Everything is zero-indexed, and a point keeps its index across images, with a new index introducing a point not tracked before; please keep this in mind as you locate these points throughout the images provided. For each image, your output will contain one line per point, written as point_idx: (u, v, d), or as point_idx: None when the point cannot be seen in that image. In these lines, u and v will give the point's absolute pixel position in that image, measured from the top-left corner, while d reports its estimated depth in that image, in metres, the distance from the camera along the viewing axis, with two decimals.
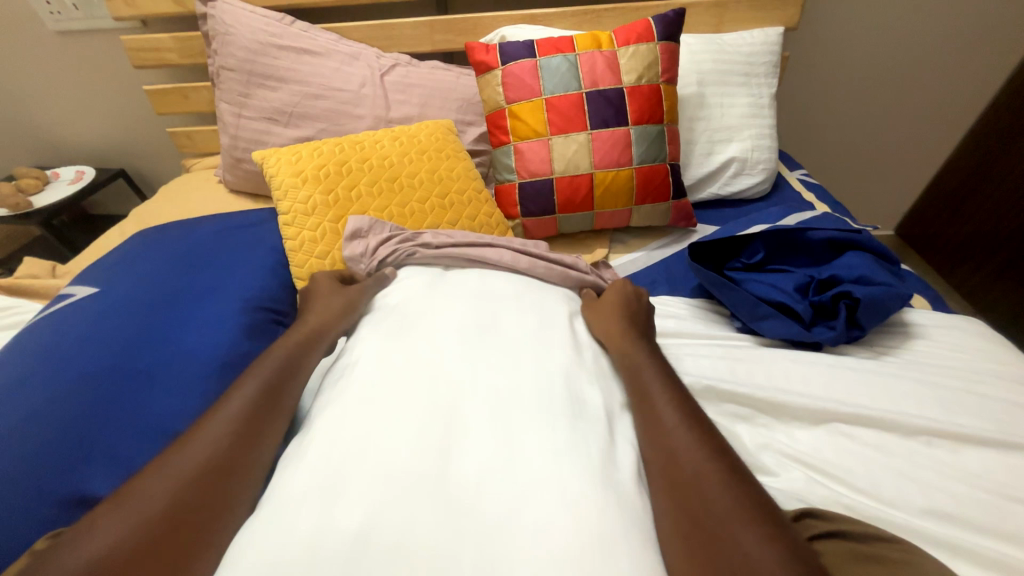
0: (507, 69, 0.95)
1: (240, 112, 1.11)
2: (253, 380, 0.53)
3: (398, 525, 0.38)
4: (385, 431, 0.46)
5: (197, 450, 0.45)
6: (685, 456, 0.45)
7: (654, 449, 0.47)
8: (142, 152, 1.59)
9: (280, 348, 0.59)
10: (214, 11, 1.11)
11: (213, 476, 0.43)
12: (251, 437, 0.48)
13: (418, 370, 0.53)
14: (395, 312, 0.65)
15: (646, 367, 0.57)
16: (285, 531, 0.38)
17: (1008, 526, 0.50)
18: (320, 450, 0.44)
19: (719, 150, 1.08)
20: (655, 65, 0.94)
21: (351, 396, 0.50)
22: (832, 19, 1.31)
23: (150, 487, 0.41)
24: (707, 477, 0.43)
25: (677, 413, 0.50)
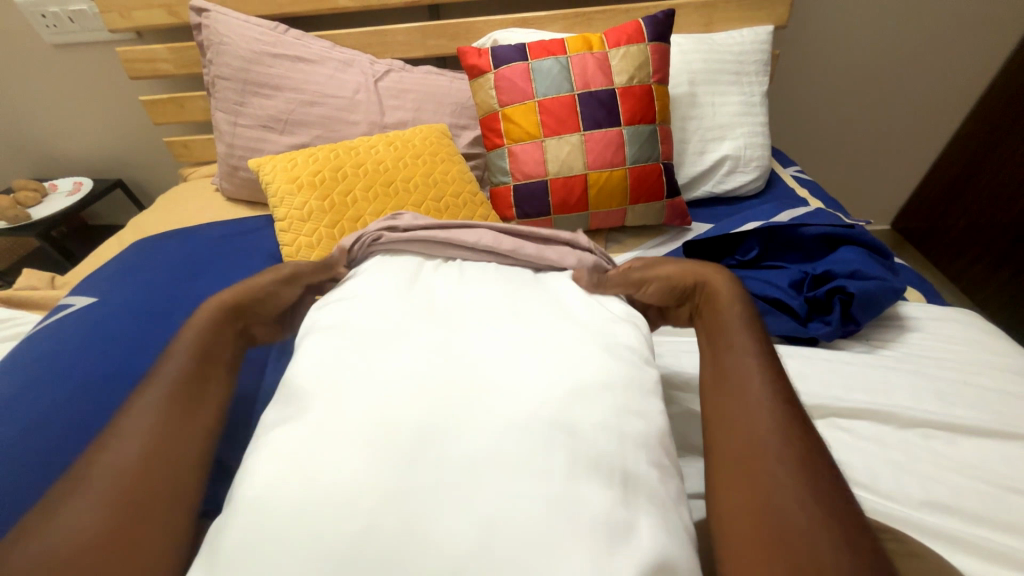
0: (500, 73, 0.96)
1: (236, 120, 1.12)
2: (175, 359, 0.47)
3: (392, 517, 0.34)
4: (374, 411, 0.41)
5: (127, 434, 0.40)
6: (749, 428, 0.40)
7: (723, 418, 0.43)
8: (140, 162, 1.60)
9: (208, 322, 0.53)
10: (207, 21, 1.11)
11: (156, 461, 0.39)
12: (185, 414, 0.44)
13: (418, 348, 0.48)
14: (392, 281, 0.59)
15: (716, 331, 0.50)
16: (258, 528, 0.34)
17: (1007, 516, 0.50)
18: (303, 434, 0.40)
19: (712, 148, 1.09)
20: (646, 66, 0.95)
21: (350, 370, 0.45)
22: (823, 16, 1.32)
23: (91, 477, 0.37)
24: (772, 450, 0.37)
25: (759, 382, 0.43)
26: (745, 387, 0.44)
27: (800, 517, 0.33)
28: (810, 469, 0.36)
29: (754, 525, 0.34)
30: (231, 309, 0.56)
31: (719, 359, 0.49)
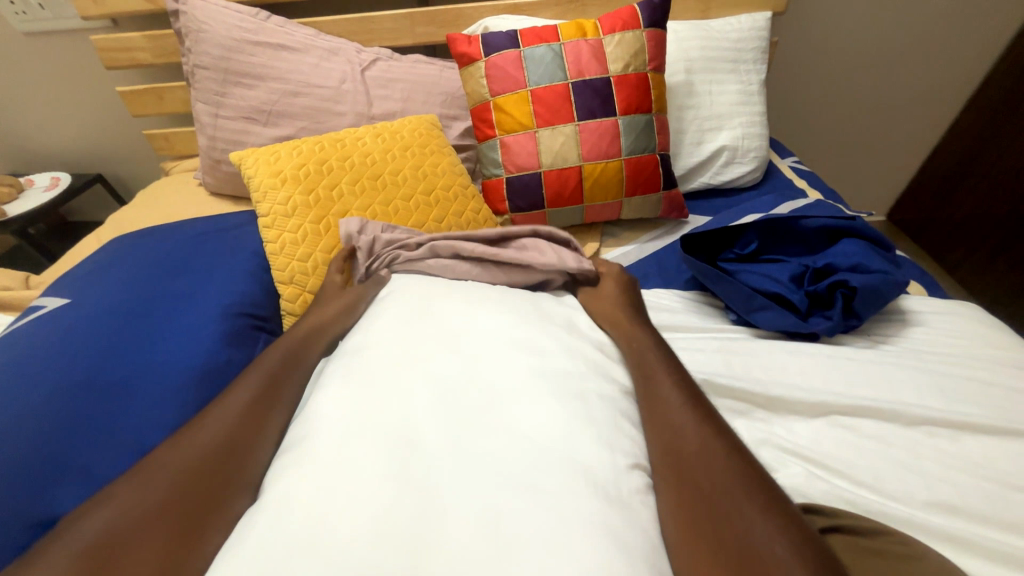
0: (491, 60, 0.92)
1: (217, 111, 1.08)
2: (251, 377, 0.54)
3: (405, 520, 0.39)
4: (381, 444, 0.44)
5: (198, 439, 0.47)
6: (684, 429, 0.48)
7: (656, 430, 0.49)
8: (120, 156, 1.54)
9: (278, 348, 0.60)
10: (185, 8, 1.06)
11: (213, 473, 0.44)
12: (252, 432, 0.49)
13: (407, 379, 0.51)
14: (398, 305, 0.63)
15: (649, 350, 0.60)
16: (287, 527, 0.38)
17: (1015, 516, 0.49)
18: (320, 447, 0.45)
19: (709, 139, 1.06)
20: (642, 53, 0.92)
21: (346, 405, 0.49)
22: (821, 3, 1.29)
23: (154, 474, 0.44)
24: (700, 458, 0.45)
25: (678, 396, 0.52)
26: (669, 405, 0.51)
27: (743, 517, 0.39)
28: (736, 470, 0.43)
29: (705, 532, 0.40)
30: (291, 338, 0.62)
31: (641, 377, 0.56)
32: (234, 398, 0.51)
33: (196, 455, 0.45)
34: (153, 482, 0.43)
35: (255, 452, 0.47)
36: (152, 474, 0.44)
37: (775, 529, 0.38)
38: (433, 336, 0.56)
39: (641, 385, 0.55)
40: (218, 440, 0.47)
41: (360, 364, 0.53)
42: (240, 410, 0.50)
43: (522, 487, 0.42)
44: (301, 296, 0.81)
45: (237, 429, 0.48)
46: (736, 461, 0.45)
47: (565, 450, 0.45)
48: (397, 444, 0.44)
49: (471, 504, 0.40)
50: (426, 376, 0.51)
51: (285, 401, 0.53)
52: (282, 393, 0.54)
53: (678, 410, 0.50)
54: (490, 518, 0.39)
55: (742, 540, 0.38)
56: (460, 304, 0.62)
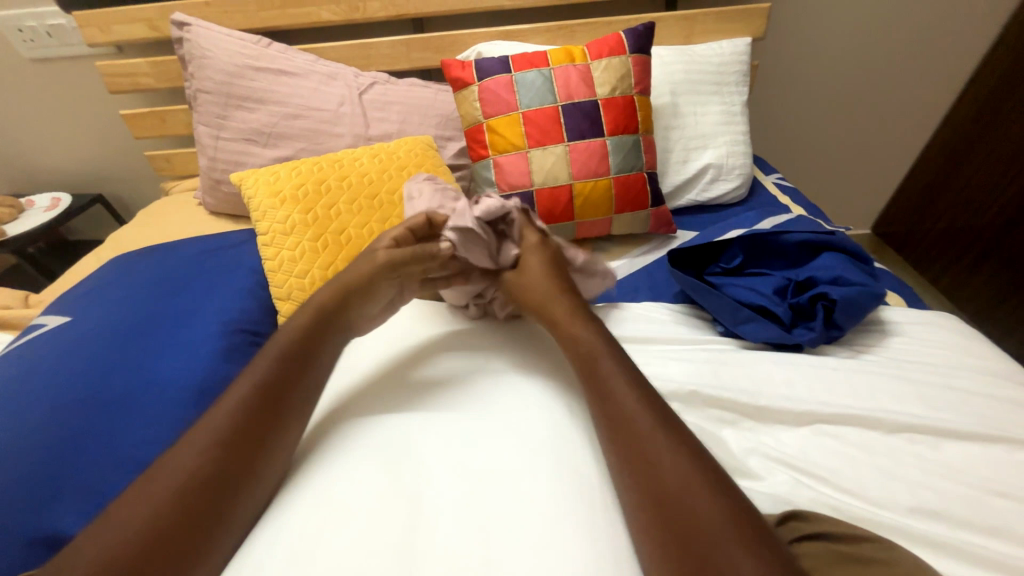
0: (484, 85, 0.96)
1: (218, 133, 1.11)
2: (249, 384, 0.48)
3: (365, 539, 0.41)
4: (359, 484, 0.46)
5: (194, 449, 0.43)
6: (658, 467, 0.40)
7: (628, 468, 0.41)
8: (120, 176, 1.57)
9: (281, 339, 0.53)
10: (189, 35, 1.10)
11: (207, 494, 0.41)
12: (253, 444, 0.45)
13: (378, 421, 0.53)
14: (382, 345, 0.66)
15: (605, 356, 0.50)
16: (277, 542, 0.41)
17: (992, 521, 0.51)
18: (298, 475, 0.48)
19: (695, 158, 1.10)
20: (628, 77, 0.96)
21: (322, 453, 0.50)
22: (799, 29, 1.36)
23: (139, 505, 0.39)
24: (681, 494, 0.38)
25: (646, 419, 0.43)
26: (643, 436, 0.42)
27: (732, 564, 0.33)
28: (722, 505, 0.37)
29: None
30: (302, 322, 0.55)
31: (600, 399, 0.46)
32: (240, 396, 0.47)
33: (188, 480, 0.41)
34: (138, 512, 0.38)
35: (256, 479, 0.44)
36: (139, 503, 0.39)
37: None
38: (412, 378, 0.59)
39: (600, 402, 0.46)
40: (211, 463, 0.42)
41: (341, 409, 0.55)
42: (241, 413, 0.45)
43: (505, 514, 0.43)
44: None
45: (233, 452, 0.43)
46: (723, 497, 0.38)
47: (561, 467, 0.46)
48: (377, 479, 0.46)
49: (445, 535, 0.42)
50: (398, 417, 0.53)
51: (301, 403, 0.50)
52: (286, 405, 0.49)
53: (653, 440, 0.41)
54: (471, 546, 0.41)
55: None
56: (445, 337, 0.67)
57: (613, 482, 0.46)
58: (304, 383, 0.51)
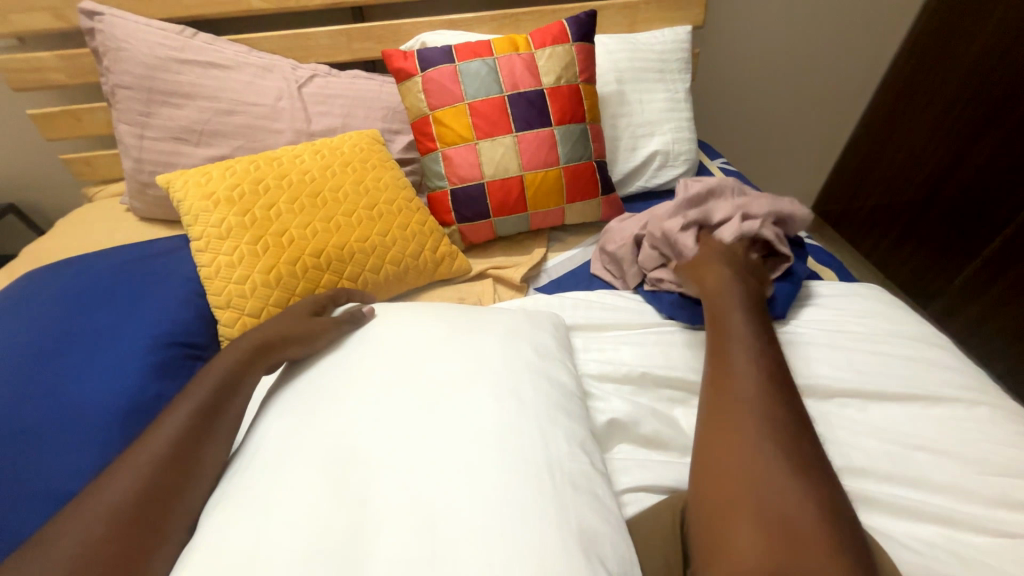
0: (428, 76, 0.94)
1: (142, 132, 1.03)
2: (185, 406, 0.51)
3: (314, 541, 0.40)
4: (315, 484, 0.44)
5: (115, 486, 0.44)
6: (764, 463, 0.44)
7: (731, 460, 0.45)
8: (35, 184, 1.43)
9: (219, 364, 0.56)
10: (101, 25, 1.01)
11: (133, 523, 0.42)
12: (178, 472, 0.47)
13: (349, 410, 0.51)
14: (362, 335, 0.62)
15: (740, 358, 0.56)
16: (217, 556, 0.40)
17: (912, 472, 0.55)
18: (252, 483, 0.45)
19: (643, 145, 1.12)
20: (573, 66, 0.96)
21: (284, 452, 0.48)
22: (737, 18, 1.40)
23: (65, 533, 0.40)
24: (764, 455, 0.45)
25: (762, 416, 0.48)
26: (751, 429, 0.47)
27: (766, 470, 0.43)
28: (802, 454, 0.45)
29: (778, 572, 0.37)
30: (234, 356, 0.57)
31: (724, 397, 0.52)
32: (167, 429, 0.49)
33: (119, 503, 0.43)
34: (66, 538, 0.40)
35: (190, 492, 0.47)
36: (66, 531, 0.40)
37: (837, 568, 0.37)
38: (396, 358, 0.57)
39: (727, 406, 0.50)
40: (145, 484, 0.44)
41: (309, 398, 0.53)
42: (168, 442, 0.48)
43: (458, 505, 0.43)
44: (240, 319, 0.78)
45: (166, 470, 0.46)
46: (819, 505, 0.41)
47: (513, 460, 0.47)
48: (340, 476, 0.45)
49: (403, 527, 0.41)
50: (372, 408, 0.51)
51: (228, 426, 0.53)
52: (219, 424, 0.52)
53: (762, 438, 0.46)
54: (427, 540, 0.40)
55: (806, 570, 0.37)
56: (425, 322, 0.63)
57: (553, 463, 0.48)
58: (232, 410, 0.54)
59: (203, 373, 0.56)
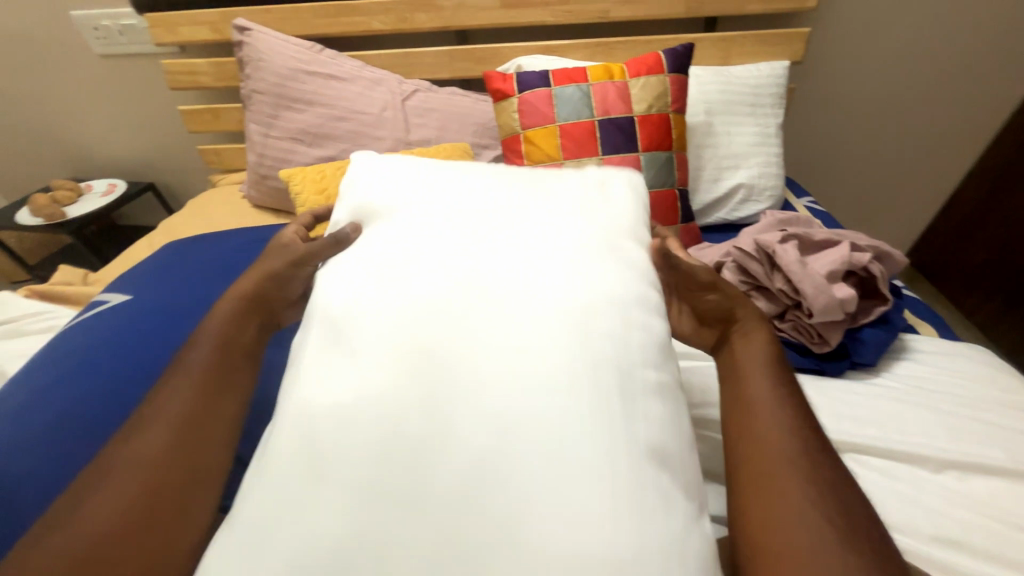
0: (523, 97, 1.00)
1: (267, 131, 1.18)
2: (181, 372, 0.50)
3: (391, 454, 0.38)
4: (379, 396, 0.41)
5: (146, 442, 0.44)
6: (778, 461, 0.43)
7: (747, 465, 0.44)
8: (172, 168, 1.67)
9: (207, 328, 0.54)
10: (247, 39, 1.18)
11: (172, 474, 0.42)
12: (198, 422, 0.46)
13: (400, 317, 0.46)
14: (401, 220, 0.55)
15: (756, 361, 0.52)
16: (295, 465, 0.38)
17: (1013, 554, 0.51)
18: (316, 384, 0.43)
19: (726, 177, 1.11)
20: (665, 96, 0.98)
21: (343, 374, 0.43)
22: (840, 54, 1.36)
23: (101, 491, 0.40)
24: (787, 462, 0.42)
25: (782, 420, 0.46)
26: (768, 433, 0.45)
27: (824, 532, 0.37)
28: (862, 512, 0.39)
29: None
30: (226, 311, 0.56)
31: (739, 402, 0.49)
32: (178, 386, 0.48)
33: (153, 454, 0.43)
34: (83, 511, 0.39)
35: (214, 439, 0.46)
36: (99, 489, 0.40)
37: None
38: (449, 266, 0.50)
39: (743, 411, 0.48)
40: (170, 435, 0.44)
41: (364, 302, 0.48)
42: (184, 400, 0.47)
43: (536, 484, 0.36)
44: None
45: (185, 423, 0.45)
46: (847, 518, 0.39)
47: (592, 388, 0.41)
48: (402, 415, 0.40)
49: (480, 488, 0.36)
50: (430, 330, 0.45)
51: (233, 381, 0.51)
52: (230, 377, 0.51)
53: (784, 444, 0.44)
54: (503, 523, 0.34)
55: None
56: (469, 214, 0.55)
57: (637, 437, 0.39)
58: (239, 363, 0.53)
59: (200, 327, 0.55)
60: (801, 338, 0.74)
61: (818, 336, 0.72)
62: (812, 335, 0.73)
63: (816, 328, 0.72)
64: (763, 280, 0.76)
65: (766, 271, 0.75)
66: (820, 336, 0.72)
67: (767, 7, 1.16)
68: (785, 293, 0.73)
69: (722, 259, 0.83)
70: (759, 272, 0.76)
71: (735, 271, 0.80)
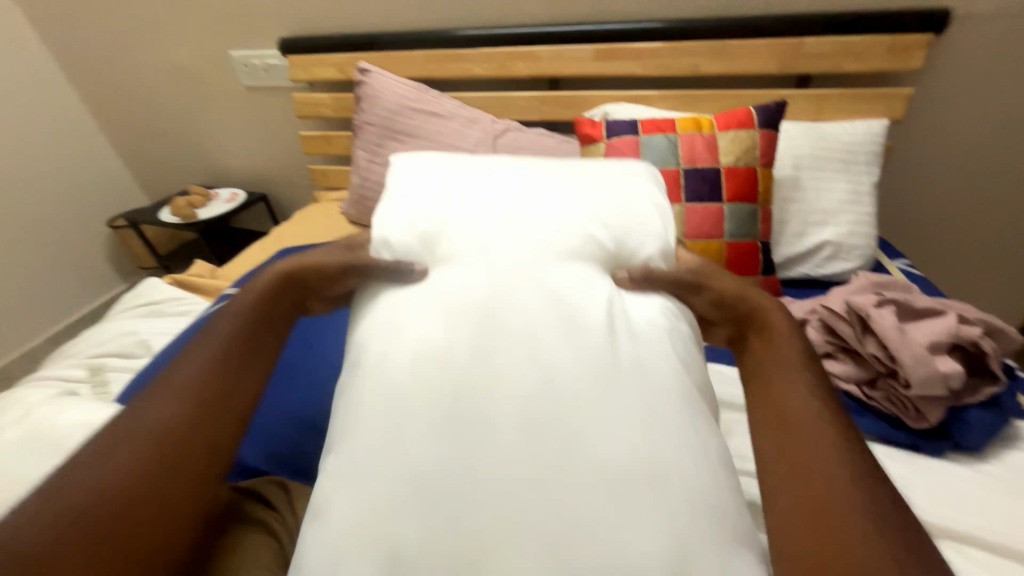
0: (611, 143, 1.06)
1: (373, 158, 1.33)
2: (212, 342, 0.51)
3: (437, 490, 0.40)
4: (423, 436, 0.42)
5: (156, 421, 0.44)
6: (837, 497, 0.38)
7: (793, 502, 0.40)
8: (284, 183, 1.90)
9: (239, 305, 0.55)
10: (368, 79, 1.35)
11: (181, 460, 0.42)
12: (212, 403, 0.46)
13: (448, 353, 0.47)
14: (459, 244, 0.56)
15: (806, 381, 0.48)
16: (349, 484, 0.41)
17: None
18: (361, 406, 0.45)
19: (812, 232, 1.09)
20: (754, 149, 1.00)
21: (388, 397, 0.45)
22: (948, 114, 1.29)
23: (97, 470, 0.40)
24: (851, 499, 0.38)
25: (841, 449, 0.42)
26: (826, 464, 0.41)
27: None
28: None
29: None
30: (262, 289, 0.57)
31: (787, 426, 0.45)
32: (198, 361, 0.49)
33: (159, 434, 0.43)
34: (78, 487, 0.39)
35: (228, 422, 0.46)
36: (92, 468, 0.40)
37: None
38: (494, 270, 0.53)
39: (792, 438, 0.44)
40: (182, 415, 0.44)
41: (400, 328, 0.50)
42: (200, 378, 0.47)
43: (600, 523, 0.38)
44: None
45: (200, 407, 0.45)
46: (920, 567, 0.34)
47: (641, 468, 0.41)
48: (440, 455, 0.41)
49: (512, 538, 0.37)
50: (477, 340, 0.47)
51: (255, 359, 0.52)
52: (255, 360, 0.52)
53: (848, 480, 0.39)
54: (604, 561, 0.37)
55: None
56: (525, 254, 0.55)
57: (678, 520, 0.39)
58: (264, 345, 0.53)
59: (237, 301, 0.55)
60: (895, 409, 0.70)
61: (916, 409, 0.69)
62: (908, 406, 0.69)
63: (913, 400, 0.68)
64: (852, 343, 0.74)
65: (856, 333, 0.73)
66: (920, 409, 0.68)
67: (867, 67, 1.16)
68: (877, 358, 0.71)
69: (805, 316, 0.81)
70: (847, 334, 0.74)
71: (820, 330, 0.78)
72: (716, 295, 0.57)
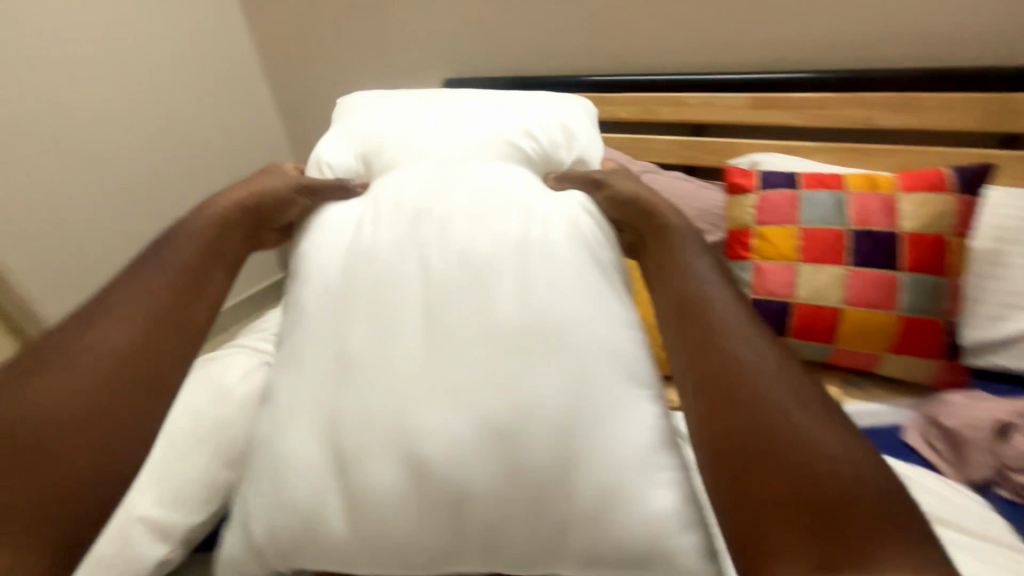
0: (765, 195, 1.00)
1: None
2: (170, 259, 0.60)
3: (365, 364, 0.54)
4: (350, 328, 0.56)
5: (116, 331, 0.53)
6: (759, 407, 0.46)
7: (711, 417, 0.47)
8: None
9: (192, 232, 0.63)
10: None
11: (144, 356, 0.52)
12: (176, 304, 0.56)
13: (374, 263, 0.60)
14: (387, 178, 0.69)
15: (716, 302, 0.54)
16: (305, 369, 0.56)
17: None
18: (310, 302, 0.60)
19: (1016, 318, 0.91)
20: (947, 217, 0.88)
21: (329, 300, 0.59)
22: None
23: (74, 367, 0.50)
24: (777, 403, 0.46)
25: (759, 361, 0.49)
26: (741, 378, 0.48)
27: (819, 438, 0.43)
28: (805, 390, 0.47)
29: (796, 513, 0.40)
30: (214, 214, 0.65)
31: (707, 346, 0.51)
32: (157, 277, 0.58)
33: (129, 339, 0.52)
34: (55, 384, 0.48)
35: (191, 317, 0.57)
36: (71, 365, 0.50)
37: (857, 496, 0.40)
38: (426, 181, 0.65)
39: (713, 360, 0.50)
40: (144, 320, 0.54)
41: (334, 237, 0.64)
42: (160, 288, 0.57)
43: (486, 390, 0.51)
44: None
45: (160, 312, 0.55)
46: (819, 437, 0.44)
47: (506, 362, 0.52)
48: (370, 346, 0.55)
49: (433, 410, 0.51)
50: (411, 231, 0.61)
51: (211, 272, 0.61)
52: (211, 274, 0.61)
53: (770, 392, 0.47)
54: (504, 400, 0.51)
55: (826, 509, 0.40)
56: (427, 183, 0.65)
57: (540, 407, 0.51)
58: (218, 261, 0.62)
59: (185, 230, 0.63)
60: None
61: None
62: None
63: None
64: None
65: None
66: None
67: None
68: None
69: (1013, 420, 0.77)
70: None
71: None
72: (614, 194, 0.66)
